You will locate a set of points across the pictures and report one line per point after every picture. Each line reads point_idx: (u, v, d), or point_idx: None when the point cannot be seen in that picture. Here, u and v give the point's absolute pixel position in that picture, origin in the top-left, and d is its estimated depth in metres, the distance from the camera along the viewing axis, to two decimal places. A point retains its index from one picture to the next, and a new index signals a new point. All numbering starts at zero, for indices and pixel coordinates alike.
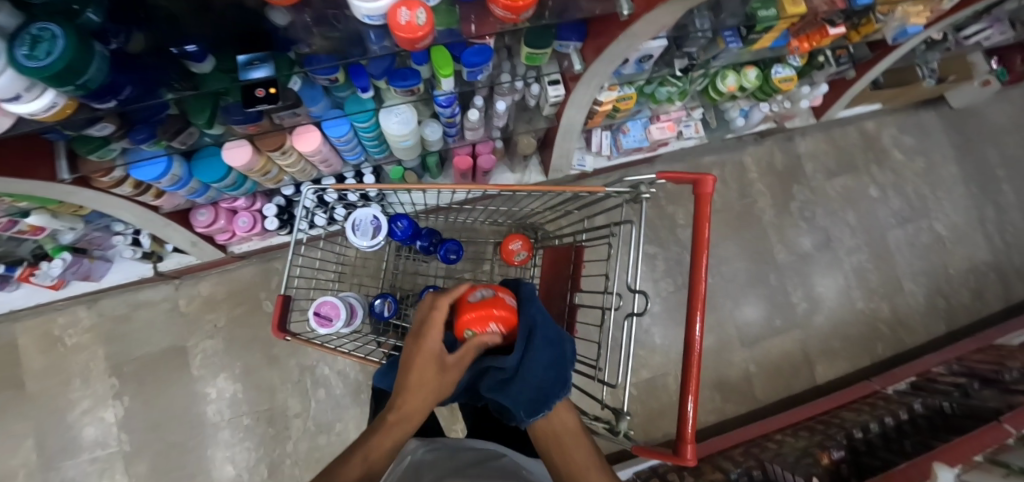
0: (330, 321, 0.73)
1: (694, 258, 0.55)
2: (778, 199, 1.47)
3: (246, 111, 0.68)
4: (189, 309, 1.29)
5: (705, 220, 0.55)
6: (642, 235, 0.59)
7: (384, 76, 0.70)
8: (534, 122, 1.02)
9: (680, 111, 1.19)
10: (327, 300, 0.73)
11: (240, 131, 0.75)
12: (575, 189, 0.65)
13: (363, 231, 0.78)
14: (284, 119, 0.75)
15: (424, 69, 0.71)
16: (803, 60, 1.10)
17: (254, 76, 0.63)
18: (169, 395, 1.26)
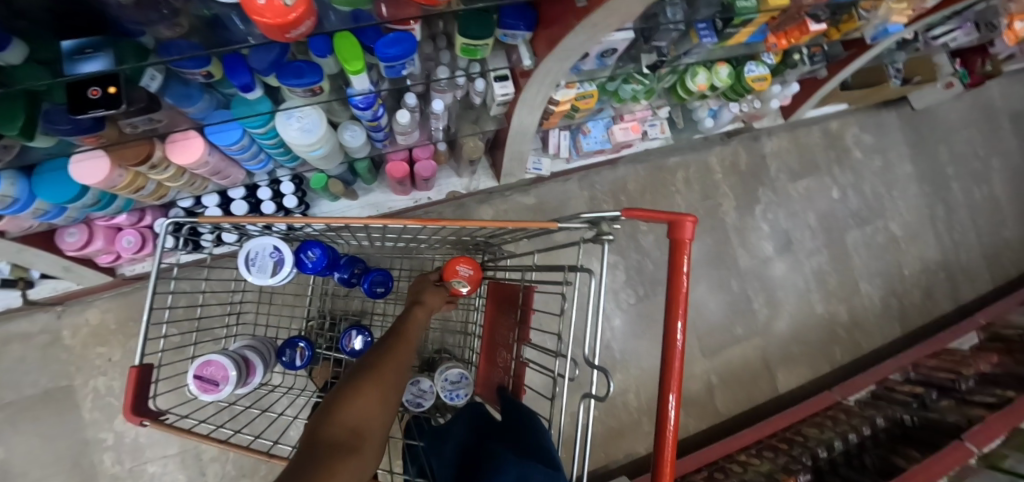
0: (216, 385, 0.57)
1: (666, 323, 0.43)
2: (743, 202, 1.40)
3: (74, 118, 0.50)
4: (76, 340, 1.08)
5: (681, 271, 0.43)
6: (603, 286, 0.46)
7: (272, 70, 0.54)
8: (480, 122, 0.88)
9: (646, 110, 1.08)
10: (211, 359, 0.57)
11: (82, 142, 0.56)
12: (522, 224, 0.51)
13: (261, 266, 0.62)
14: (139, 126, 0.57)
15: (328, 62, 0.55)
16: (778, 58, 1.01)
17: (84, 69, 0.47)
18: (53, 444, 1.05)
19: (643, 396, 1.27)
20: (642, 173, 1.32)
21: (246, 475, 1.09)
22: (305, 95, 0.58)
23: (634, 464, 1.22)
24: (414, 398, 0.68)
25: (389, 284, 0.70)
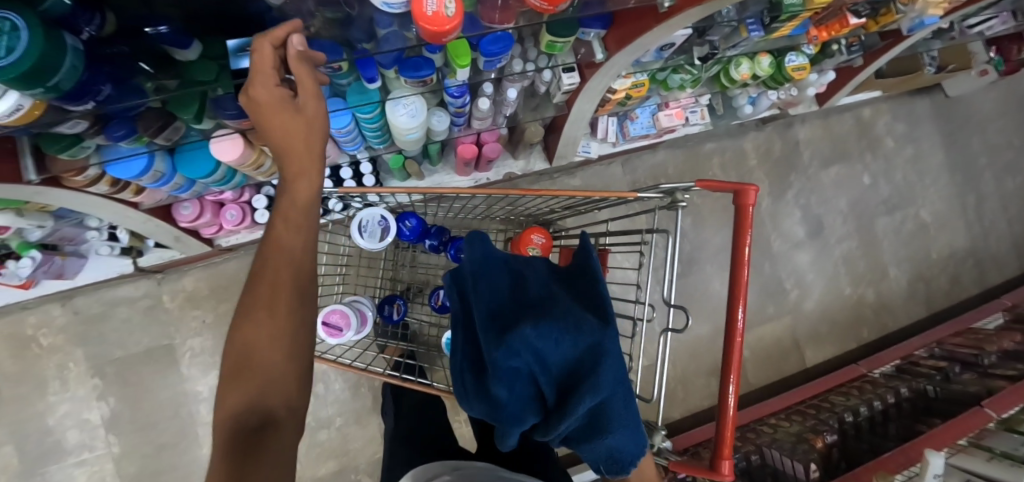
0: (340, 331, 0.70)
1: (734, 273, 0.53)
2: (775, 187, 1.47)
3: None
4: (174, 305, 1.23)
5: (746, 232, 0.53)
6: (676, 244, 0.57)
7: (394, 65, 0.65)
8: (541, 109, 0.98)
9: (689, 98, 1.16)
10: (335, 308, 0.70)
11: (233, 125, 0.68)
12: (606, 193, 0.63)
13: (371, 232, 0.73)
14: None
15: (437, 57, 0.65)
16: (817, 49, 1.08)
17: (246, 64, 0.55)
18: (157, 394, 1.21)
19: (677, 366, 1.37)
20: (679, 158, 1.40)
21: (322, 426, 1.23)
22: (415, 86, 0.68)
23: (668, 427, 1.32)
24: None
25: (471, 250, 0.82)
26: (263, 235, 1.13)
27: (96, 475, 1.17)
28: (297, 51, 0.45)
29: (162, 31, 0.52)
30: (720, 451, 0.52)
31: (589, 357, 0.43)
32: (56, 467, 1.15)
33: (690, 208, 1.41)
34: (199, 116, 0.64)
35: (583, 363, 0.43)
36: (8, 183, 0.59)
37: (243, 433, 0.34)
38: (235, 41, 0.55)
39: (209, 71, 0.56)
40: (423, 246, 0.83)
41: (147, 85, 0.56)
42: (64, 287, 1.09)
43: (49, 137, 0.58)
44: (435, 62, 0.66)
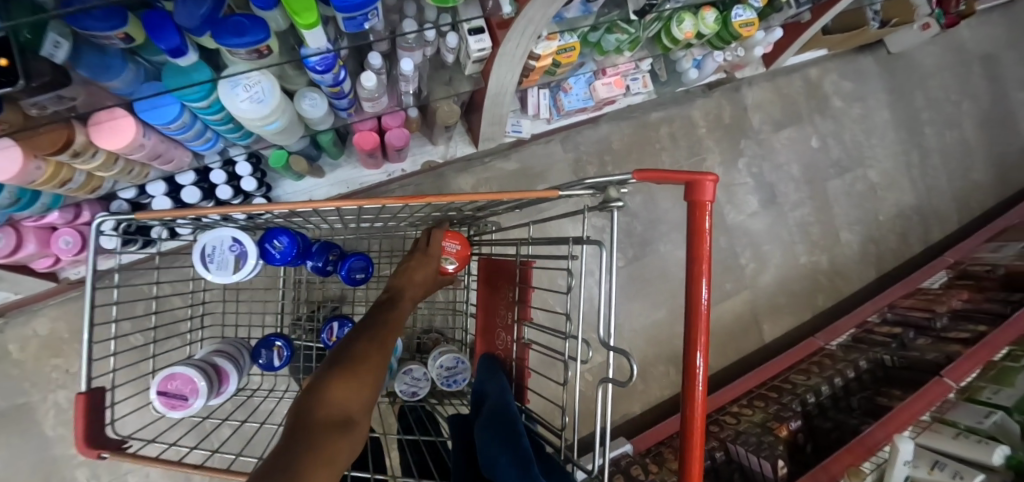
0: (185, 400, 0.51)
1: (692, 295, 0.39)
2: (726, 156, 1.37)
3: None
4: (26, 353, 0.98)
5: (705, 235, 0.39)
6: (615, 259, 0.43)
7: (205, 31, 0.44)
8: (455, 83, 0.81)
9: (629, 63, 1.03)
10: (176, 373, 0.51)
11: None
12: (516, 196, 0.44)
13: (220, 262, 0.55)
14: (46, 106, 0.47)
15: (273, 15, 0.47)
16: (764, 1, 0.98)
17: None
18: (15, 465, 0.97)
19: (635, 358, 1.28)
20: (625, 131, 1.27)
21: None
22: (246, 57, 0.49)
23: (631, 423, 1.24)
24: (408, 388, 0.65)
25: (369, 269, 0.66)
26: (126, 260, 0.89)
27: None
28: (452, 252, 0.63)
29: None
30: None
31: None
32: None
33: (639, 185, 1.30)
34: None
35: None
36: None
37: (325, 424, 0.34)
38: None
39: None
40: (307, 269, 0.66)
41: None
42: None
43: None
44: (270, 23, 0.48)
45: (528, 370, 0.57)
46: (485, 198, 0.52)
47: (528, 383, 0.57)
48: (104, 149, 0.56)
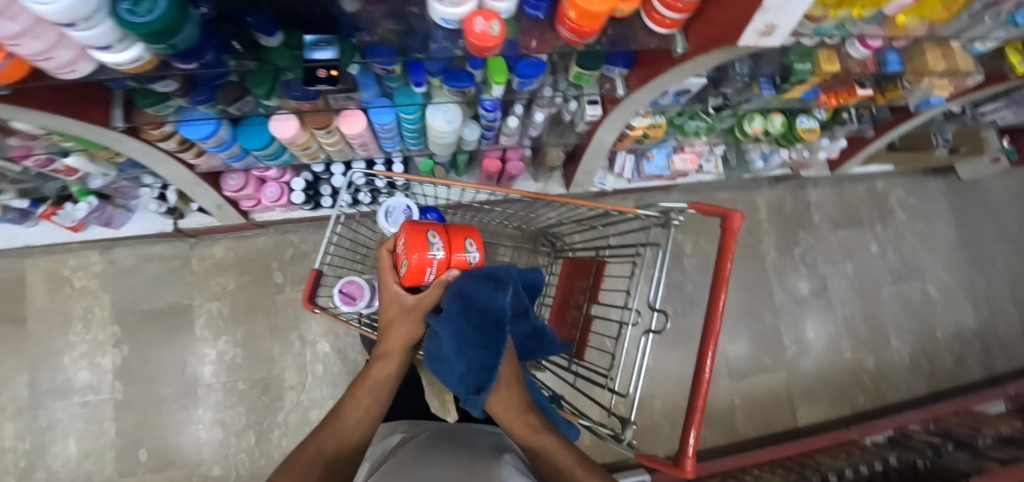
0: (354, 300, 0.76)
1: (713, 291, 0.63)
2: (783, 242, 1.51)
3: (306, 89, 0.73)
4: (201, 268, 1.28)
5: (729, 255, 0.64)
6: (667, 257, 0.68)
7: (440, 74, 0.77)
8: (565, 136, 1.09)
9: (704, 146, 1.25)
10: (354, 281, 0.76)
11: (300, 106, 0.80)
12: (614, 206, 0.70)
13: (395, 219, 0.82)
14: (338, 101, 0.79)
15: (478, 73, 0.77)
16: (828, 114, 1.17)
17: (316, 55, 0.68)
18: (167, 351, 1.26)
19: (666, 404, 1.38)
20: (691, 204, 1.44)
21: (315, 406, 1.27)
22: (456, 95, 0.81)
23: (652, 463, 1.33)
24: None
25: None
26: (294, 215, 1.22)
27: (96, 417, 1.23)
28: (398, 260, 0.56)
29: (253, 19, 0.63)
30: (686, 449, 0.57)
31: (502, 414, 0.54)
32: (61, 404, 1.22)
33: (697, 250, 1.47)
34: (269, 93, 0.74)
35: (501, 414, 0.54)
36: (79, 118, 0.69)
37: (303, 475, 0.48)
38: (312, 37, 0.68)
39: (284, 57, 0.68)
40: None
41: (231, 64, 0.66)
42: (109, 234, 1.20)
43: (147, 92, 0.71)
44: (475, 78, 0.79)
45: (587, 334, 0.78)
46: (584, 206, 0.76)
47: (587, 345, 0.77)
48: (342, 131, 0.89)
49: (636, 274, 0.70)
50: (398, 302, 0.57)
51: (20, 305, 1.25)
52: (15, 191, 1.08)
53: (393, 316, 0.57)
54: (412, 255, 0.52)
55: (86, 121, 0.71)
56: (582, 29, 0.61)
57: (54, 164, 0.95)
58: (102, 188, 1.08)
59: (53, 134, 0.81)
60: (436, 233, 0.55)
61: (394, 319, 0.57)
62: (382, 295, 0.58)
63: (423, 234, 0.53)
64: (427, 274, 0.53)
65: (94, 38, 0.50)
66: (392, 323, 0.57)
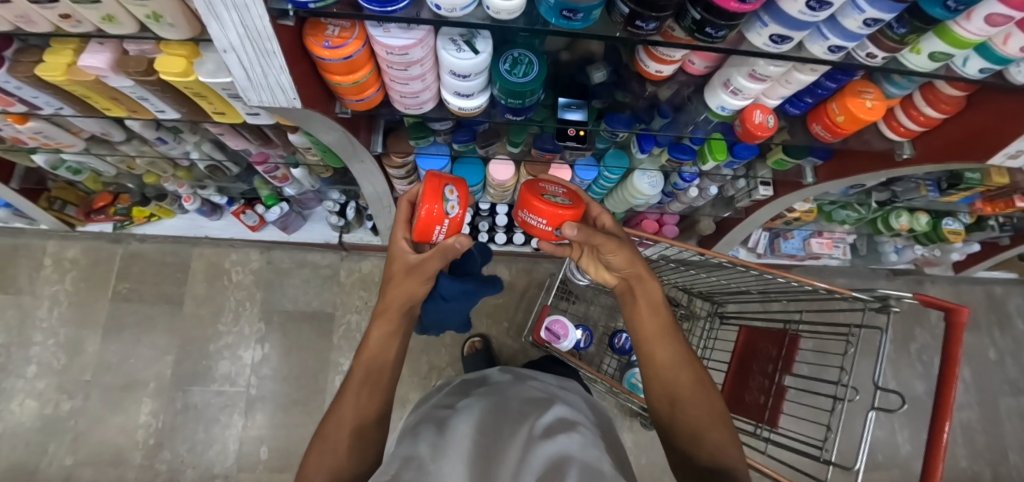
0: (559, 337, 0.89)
1: (944, 375, 0.63)
2: (898, 335, 1.51)
3: (556, 143, 0.82)
4: (347, 281, 1.40)
5: (958, 344, 0.64)
6: (889, 338, 0.72)
7: (666, 146, 0.88)
8: (721, 209, 1.18)
9: (843, 233, 1.31)
10: (559, 320, 0.89)
11: (533, 155, 0.90)
12: (826, 285, 0.78)
13: None
14: (569, 155, 0.89)
15: (697, 148, 0.88)
16: (972, 219, 1.22)
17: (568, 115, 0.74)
18: (304, 354, 1.33)
19: None
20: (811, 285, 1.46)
21: None
22: (671, 164, 0.92)
23: None
24: None
25: None
26: None
27: (227, 408, 1.28)
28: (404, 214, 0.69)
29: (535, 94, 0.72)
30: None
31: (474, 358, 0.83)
32: (199, 389, 1.28)
33: None
34: (519, 142, 0.85)
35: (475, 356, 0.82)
36: (348, 136, 0.78)
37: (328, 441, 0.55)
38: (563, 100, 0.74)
39: (541, 114, 0.76)
40: None
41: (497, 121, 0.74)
42: (279, 237, 1.34)
43: (415, 125, 0.81)
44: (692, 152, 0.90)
45: (782, 403, 0.79)
46: (787, 279, 0.83)
47: (781, 414, 0.79)
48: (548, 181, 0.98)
49: (853, 353, 0.75)
50: (403, 260, 0.67)
51: (181, 289, 1.35)
52: (218, 188, 1.20)
53: (394, 277, 0.67)
54: (430, 204, 0.62)
55: (354, 139, 0.80)
56: (838, 129, 0.70)
57: (278, 171, 1.05)
58: (293, 196, 1.20)
59: (308, 147, 0.91)
60: (454, 192, 0.65)
61: (394, 274, 0.68)
62: (392, 250, 0.69)
63: (440, 191, 0.64)
64: (438, 226, 0.64)
65: (466, 87, 0.60)
66: (393, 279, 0.67)
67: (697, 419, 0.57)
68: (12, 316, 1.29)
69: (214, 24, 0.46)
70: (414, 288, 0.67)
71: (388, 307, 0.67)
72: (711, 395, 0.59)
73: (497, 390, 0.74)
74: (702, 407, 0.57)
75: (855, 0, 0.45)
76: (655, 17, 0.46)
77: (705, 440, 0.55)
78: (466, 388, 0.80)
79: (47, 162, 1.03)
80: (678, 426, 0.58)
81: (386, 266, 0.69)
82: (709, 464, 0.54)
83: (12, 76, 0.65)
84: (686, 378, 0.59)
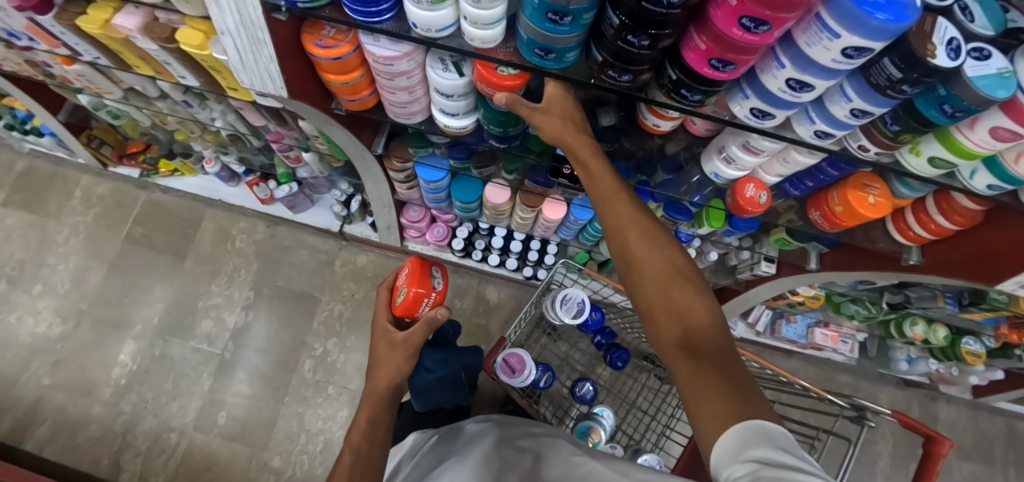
0: (515, 371, 0.86)
1: None
2: (898, 451, 1.39)
3: (549, 179, 0.82)
4: (339, 270, 1.42)
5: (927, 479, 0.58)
6: (857, 451, 0.67)
7: (662, 202, 0.85)
8: (720, 276, 1.13)
9: (852, 328, 1.23)
10: (516, 352, 0.86)
11: (528, 186, 0.90)
12: (803, 382, 0.74)
13: (568, 308, 0.91)
14: (563, 193, 0.88)
15: (694, 211, 0.85)
16: (998, 344, 1.11)
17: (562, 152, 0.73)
18: (282, 331, 1.35)
19: None
20: (810, 374, 1.36)
21: None
22: (666, 221, 0.90)
23: None
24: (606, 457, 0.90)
25: (628, 362, 0.95)
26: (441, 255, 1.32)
27: (199, 367, 1.31)
28: (383, 299, 0.74)
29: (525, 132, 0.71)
30: None
31: (453, 427, 0.79)
32: (178, 343, 1.32)
33: None
34: (515, 170, 0.85)
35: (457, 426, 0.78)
36: (349, 132, 0.81)
37: None
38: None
39: (538, 145, 0.76)
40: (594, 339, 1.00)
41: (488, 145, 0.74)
42: (285, 215, 1.38)
43: (416, 134, 0.83)
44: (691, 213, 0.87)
45: None
46: (765, 367, 0.80)
47: None
48: (543, 213, 0.97)
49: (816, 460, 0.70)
50: (388, 338, 0.69)
51: (187, 244, 1.41)
52: (239, 157, 1.25)
53: (377, 356, 0.69)
54: (419, 285, 0.69)
55: (355, 138, 0.83)
56: (836, 220, 0.66)
57: (291, 152, 1.09)
58: (305, 179, 1.24)
59: (317, 137, 0.94)
60: (437, 272, 0.74)
61: (382, 354, 0.69)
62: (376, 335, 0.72)
63: (426, 274, 0.72)
64: (425, 299, 0.70)
65: (452, 107, 0.61)
66: (381, 357, 0.68)
67: (661, 281, 0.52)
68: (34, 235, 1.39)
69: (213, 6, 0.49)
70: (393, 360, 0.68)
71: (373, 391, 0.67)
72: (673, 253, 0.54)
73: (478, 434, 0.67)
74: (662, 268, 0.53)
75: (843, 87, 0.42)
76: (627, 69, 0.45)
77: (667, 294, 0.51)
78: (446, 444, 0.71)
79: (89, 103, 1.10)
80: (642, 292, 0.53)
81: (371, 350, 0.71)
82: (675, 326, 0.49)
83: (56, 22, 0.72)
84: (640, 241, 0.55)
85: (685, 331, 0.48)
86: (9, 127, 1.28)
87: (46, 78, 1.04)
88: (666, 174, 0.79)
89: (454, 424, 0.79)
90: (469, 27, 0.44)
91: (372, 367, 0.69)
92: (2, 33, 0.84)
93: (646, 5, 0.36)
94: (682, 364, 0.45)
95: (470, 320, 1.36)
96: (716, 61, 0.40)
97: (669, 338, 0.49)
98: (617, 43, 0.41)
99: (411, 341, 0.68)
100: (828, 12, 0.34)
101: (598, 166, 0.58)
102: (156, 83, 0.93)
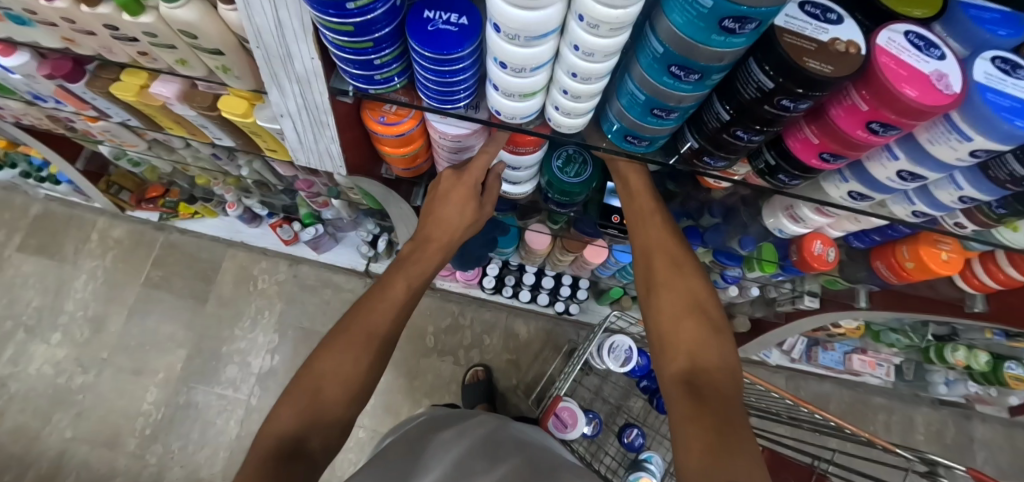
0: (569, 425, 0.84)
1: None
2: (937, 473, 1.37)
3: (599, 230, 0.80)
4: None
5: None
6: None
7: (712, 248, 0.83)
8: (758, 308, 1.12)
9: (889, 354, 1.22)
10: (569, 405, 0.85)
11: (572, 233, 0.87)
12: (865, 432, 0.71)
13: (616, 355, 0.90)
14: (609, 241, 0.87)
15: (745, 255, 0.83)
16: None
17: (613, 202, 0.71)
18: None
19: None
20: (845, 398, 1.35)
21: None
22: (715, 264, 0.88)
23: None
24: None
25: None
26: (468, 292, 1.30)
27: (225, 413, 1.28)
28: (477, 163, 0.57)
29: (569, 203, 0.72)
30: None
31: (463, 415, 0.70)
32: (203, 389, 1.29)
33: None
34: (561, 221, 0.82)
35: (470, 415, 0.70)
36: (388, 188, 0.78)
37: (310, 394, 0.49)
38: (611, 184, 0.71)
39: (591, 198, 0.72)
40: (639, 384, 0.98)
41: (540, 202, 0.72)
42: (309, 255, 1.37)
43: None
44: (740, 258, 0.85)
45: None
46: (823, 416, 0.77)
47: None
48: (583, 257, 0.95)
49: None
50: (468, 186, 0.58)
51: (209, 286, 1.38)
52: (262, 200, 1.23)
53: (449, 196, 0.60)
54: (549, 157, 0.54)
55: (394, 191, 0.81)
56: (903, 274, 0.64)
57: (320, 198, 1.07)
58: (329, 219, 1.21)
59: (352, 189, 0.93)
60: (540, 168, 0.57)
61: (447, 196, 0.60)
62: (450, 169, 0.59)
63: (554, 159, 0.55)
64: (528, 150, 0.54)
65: (515, 175, 0.61)
66: (449, 202, 0.60)
67: (670, 291, 0.55)
68: (51, 281, 1.35)
69: (276, 92, 0.47)
70: (465, 209, 0.61)
71: (445, 244, 0.63)
72: (698, 288, 0.55)
73: (479, 428, 0.63)
74: (681, 301, 0.54)
75: (951, 176, 0.41)
76: (725, 157, 0.43)
77: (681, 324, 0.52)
78: (438, 427, 0.65)
79: (111, 153, 1.08)
80: (657, 318, 0.55)
81: (439, 182, 0.60)
82: (683, 360, 0.50)
83: (88, 89, 0.69)
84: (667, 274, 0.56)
85: (691, 367, 0.49)
86: (25, 174, 1.26)
87: (67, 131, 1.01)
88: (715, 220, 0.76)
89: (463, 413, 0.71)
90: (557, 116, 0.43)
91: (441, 212, 0.61)
92: (28, 96, 0.81)
93: (768, 109, 0.34)
94: (681, 397, 0.46)
95: (500, 354, 1.34)
96: (827, 154, 0.39)
97: (674, 371, 0.50)
98: (720, 135, 0.40)
99: (482, 213, 0.63)
100: (960, 116, 0.33)
101: (652, 212, 0.59)
102: (184, 139, 0.90)
